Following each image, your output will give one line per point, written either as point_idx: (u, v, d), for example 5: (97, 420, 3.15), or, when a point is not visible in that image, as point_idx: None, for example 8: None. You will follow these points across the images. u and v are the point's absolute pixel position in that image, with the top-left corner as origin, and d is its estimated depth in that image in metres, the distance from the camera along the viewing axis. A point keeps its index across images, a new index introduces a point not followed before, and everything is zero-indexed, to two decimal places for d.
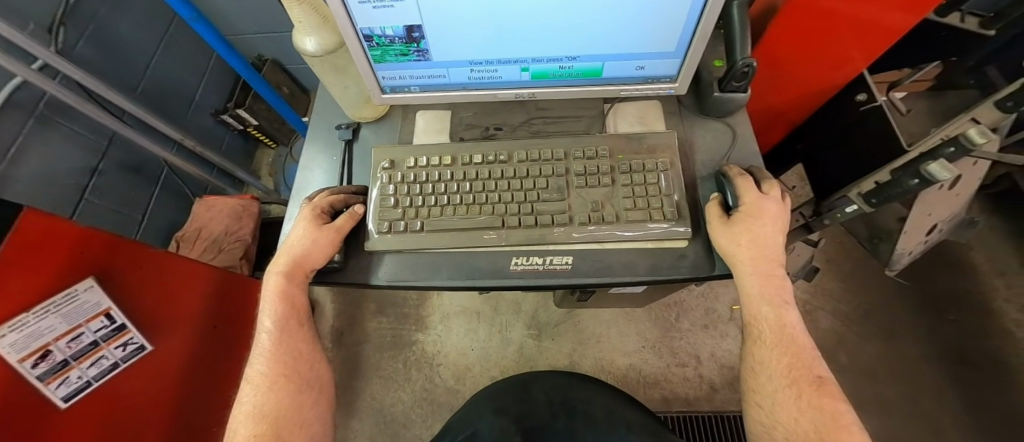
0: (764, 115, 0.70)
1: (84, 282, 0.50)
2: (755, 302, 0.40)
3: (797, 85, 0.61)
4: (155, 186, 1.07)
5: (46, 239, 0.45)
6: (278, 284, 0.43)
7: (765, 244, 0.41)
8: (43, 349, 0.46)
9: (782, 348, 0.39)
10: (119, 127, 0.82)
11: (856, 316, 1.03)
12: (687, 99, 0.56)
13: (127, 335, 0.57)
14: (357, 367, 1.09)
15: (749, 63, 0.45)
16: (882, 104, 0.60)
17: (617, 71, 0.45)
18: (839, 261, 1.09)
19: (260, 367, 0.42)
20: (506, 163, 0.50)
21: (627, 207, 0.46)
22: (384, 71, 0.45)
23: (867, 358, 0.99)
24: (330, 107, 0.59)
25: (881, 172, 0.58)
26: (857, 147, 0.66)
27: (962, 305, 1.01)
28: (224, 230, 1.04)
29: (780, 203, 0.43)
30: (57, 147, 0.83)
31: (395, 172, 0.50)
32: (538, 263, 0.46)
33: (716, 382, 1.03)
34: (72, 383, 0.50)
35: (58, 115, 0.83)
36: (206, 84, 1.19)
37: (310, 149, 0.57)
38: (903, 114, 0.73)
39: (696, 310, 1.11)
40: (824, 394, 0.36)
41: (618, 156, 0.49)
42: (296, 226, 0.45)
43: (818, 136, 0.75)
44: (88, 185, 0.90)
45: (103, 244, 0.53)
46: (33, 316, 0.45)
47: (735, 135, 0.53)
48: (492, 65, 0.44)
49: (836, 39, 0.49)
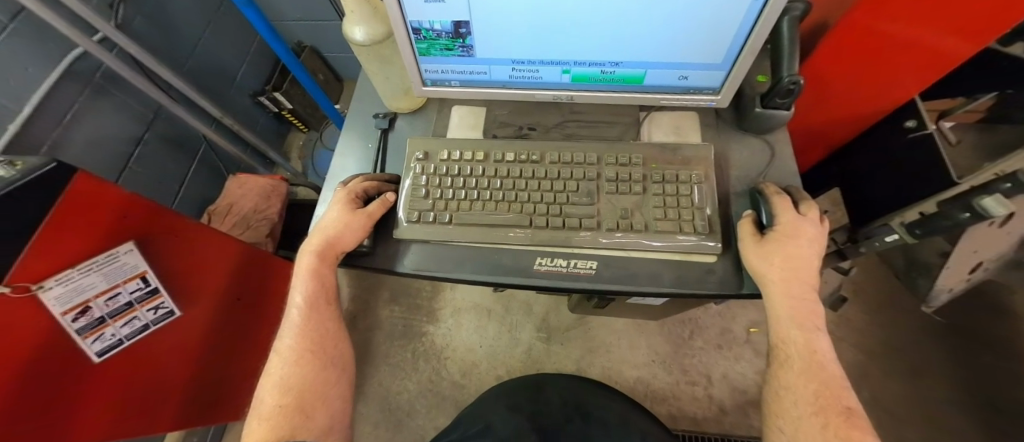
0: (803, 135, 0.68)
1: (125, 245, 0.53)
2: (784, 325, 0.39)
3: (842, 107, 0.59)
4: (193, 160, 1.12)
5: (98, 202, 0.47)
6: (310, 263, 0.44)
7: (800, 266, 0.40)
8: (83, 305, 0.49)
9: (811, 374, 0.38)
10: (167, 101, 0.86)
11: (882, 351, 0.99)
12: (726, 112, 0.55)
13: (159, 299, 0.60)
14: (368, 352, 1.11)
15: (795, 80, 0.44)
16: (933, 132, 0.57)
17: (658, 80, 0.45)
18: (867, 292, 1.05)
19: (287, 340, 0.43)
20: (538, 163, 0.50)
21: (657, 217, 0.46)
22: (427, 64, 0.45)
23: (891, 396, 0.95)
24: (368, 96, 0.61)
25: (928, 202, 0.56)
26: (901, 176, 0.64)
27: (999, 350, 0.95)
28: (253, 207, 1.08)
29: (818, 225, 0.42)
30: (109, 115, 0.88)
31: (428, 163, 0.51)
32: (562, 266, 0.46)
33: (727, 405, 1.00)
34: (106, 340, 0.53)
35: (113, 86, 0.88)
36: (248, 66, 1.24)
37: (346, 136, 0.58)
38: (952, 144, 0.69)
39: (711, 329, 1.08)
40: (852, 426, 0.35)
41: (651, 165, 0.49)
42: (330, 208, 0.46)
43: (858, 161, 0.73)
44: (134, 155, 0.95)
45: (148, 211, 0.55)
46: (77, 273, 0.47)
47: (773, 153, 0.52)
48: (534, 65, 0.44)
49: (889, 61, 0.48)
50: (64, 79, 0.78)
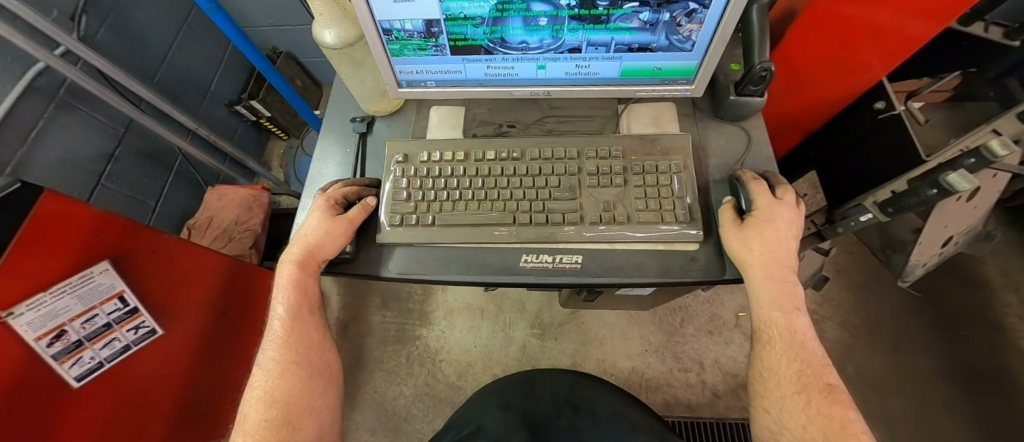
0: (779, 120, 0.69)
1: (100, 265, 0.51)
2: (764, 307, 0.40)
3: (815, 91, 0.60)
4: (169, 173, 1.08)
5: (68, 220, 0.46)
6: (291, 273, 0.43)
7: (778, 250, 0.40)
8: (57, 329, 0.47)
9: (792, 354, 0.39)
10: (137, 114, 0.84)
11: (864, 327, 1.02)
12: (702, 102, 0.56)
13: (138, 318, 0.58)
14: (360, 359, 1.10)
15: (767, 66, 0.44)
16: (901, 112, 0.58)
17: (634, 72, 0.45)
18: (849, 271, 1.07)
19: (271, 353, 0.43)
20: (519, 160, 0.50)
21: (638, 208, 0.46)
22: (401, 65, 0.45)
23: (874, 371, 0.98)
24: (345, 100, 0.60)
25: (898, 181, 0.57)
26: (872, 156, 0.66)
27: (973, 320, 0.99)
28: (234, 219, 1.05)
29: (794, 208, 0.43)
30: (76, 132, 0.85)
31: (408, 166, 0.51)
32: (547, 261, 0.46)
33: (719, 389, 1.02)
34: (84, 363, 0.51)
35: (78, 101, 0.85)
36: (221, 75, 1.21)
37: (323, 141, 0.57)
38: (920, 124, 0.70)
39: (701, 316, 1.10)
40: (834, 401, 0.35)
41: (631, 157, 0.49)
42: (309, 216, 0.45)
43: (832, 144, 0.75)
44: (105, 171, 0.92)
45: (119, 228, 0.53)
46: (50, 296, 0.46)
47: (749, 139, 0.53)
48: (509, 62, 0.44)
49: (856, 45, 0.49)
50: (26, 96, 0.75)
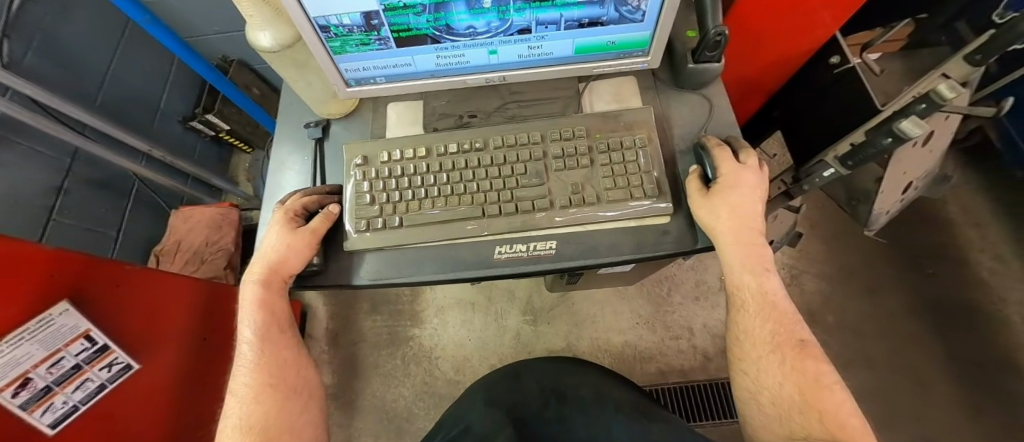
0: (740, 84, 0.70)
1: (58, 307, 0.48)
2: (737, 272, 0.40)
3: (773, 52, 0.60)
4: (126, 200, 1.03)
5: (11, 263, 0.42)
6: (256, 294, 0.41)
7: (745, 214, 0.41)
8: (21, 378, 0.44)
9: (765, 315, 0.39)
10: (81, 142, 0.78)
11: (840, 277, 1.06)
12: (662, 73, 0.55)
13: (111, 355, 0.55)
14: (355, 366, 1.09)
15: (721, 31, 0.44)
16: (856, 65, 0.59)
17: (590, 49, 0.44)
18: (822, 225, 1.11)
19: (243, 378, 0.41)
20: (482, 150, 0.49)
21: (607, 187, 0.46)
22: (345, 63, 0.43)
23: (851, 317, 1.02)
24: (297, 105, 0.57)
25: (857, 132, 0.57)
26: (831, 111, 0.67)
27: (939, 258, 1.04)
28: (204, 241, 1.01)
29: (757, 171, 0.43)
30: (15, 168, 0.78)
31: (368, 168, 0.49)
32: (522, 250, 0.46)
33: (709, 351, 1.05)
34: (58, 409, 0.48)
35: (13, 133, 0.78)
36: (170, 91, 1.14)
37: (279, 151, 0.55)
38: (876, 74, 0.71)
39: (687, 283, 1.12)
40: (807, 356, 0.36)
41: (595, 135, 0.49)
42: (269, 231, 0.43)
43: (794, 103, 0.76)
44: (55, 206, 0.86)
45: (72, 265, 0.51)
46: (7, 346, 0.42)
47: (712, 107, 0.52)
48: (458, 50, 0.42)
49: (805, 2, 0.49)
50: None
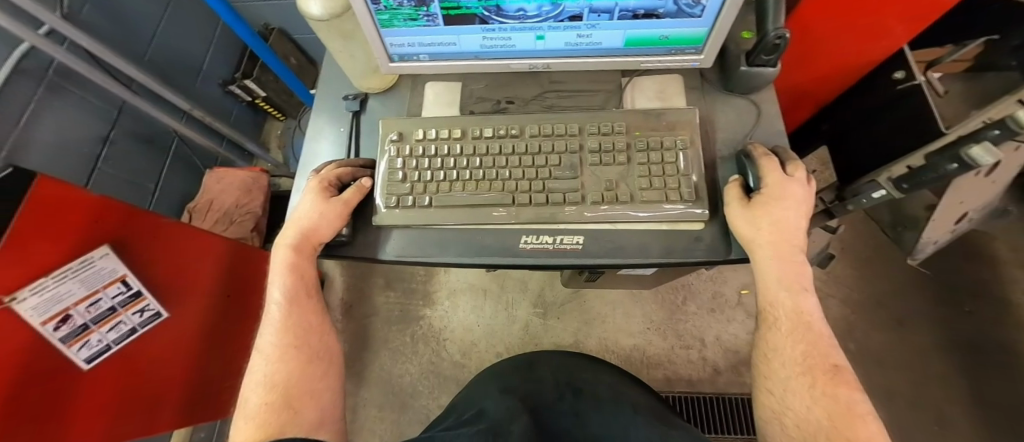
0: (790, 92, 0.66)
1: (100, 250, 0.50)
2: (772, 288, 0.39)
3: (831, 60, 0.57)
4: (165, 156, 1.07)
5: (63, 205, 0.45)
6: (288, 258, 0.43)
7: (787, 229, 0.39)
8: (63, 313, 0.47)
9: (798, 335, 0.38)
10: (130, 95, 0.82)
11: (868, 304, 1.01)
12: (711, 74, 0.53)
13: (143, 301, 0.58)
14: (366, 339, 1.12)
15: (782, 34, 0.41)
16: (922, 83, 0.55)
17: (640, 42, 0.43)
18: (855, 249, 1.06)
19: (270, 337, 0.42)
20: (518, 137, 0.48)
21: (642, 187, 0.45)
22: (391, 37, 0.42)
23: (877, 347, 0.98)
24: (338, 76, 0.58)
25: (915, 155, 0.54)
26: (886, 131, 0.63)
27: (978, 295, 0.98)
28: (234, 202, 1.04)
29: (805, 186, 0.41)
30: (67, 115, 0.82)
31: (403, 145, 0.49)
32: (548, 243, 0.45)
33: (720, 365, 1.03)
34: (93, 346, 0.51)
35: (67, 82, 0.82)
36: (214, 53, 1.17)
37: (316, 120, 0.56)
38: (940, 95, 0.67)
39: (703, 294, 1.10)
40: (840, 383, 0.35)
41: (635, 132, 0.47)
42: (303, 199, 0.44)
43: (845, 118, 0.72)
44: (101, 155, 0.90)
45: (119, 212, 0.53)
46: (53, 280, 0.45)
47: (759, 114, 0.50)
48: (506, 32, 0.41)
49: (874, 10, 0.46)
50: (12, 79, 0.72)
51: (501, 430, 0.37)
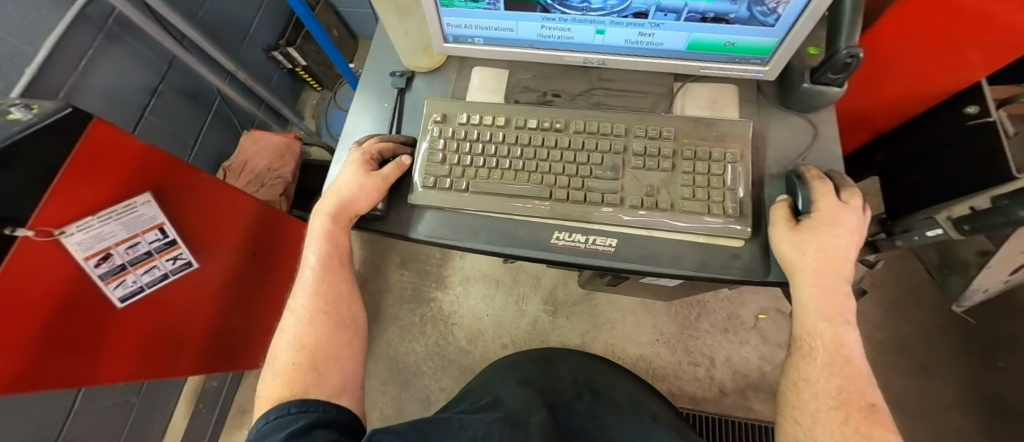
0: (845, 116, 0.63)
1: (142, 196, 0.53)
2: (811, 317, 0.37)
3: (898, 86, 0.54)
4: (207, 113, 1.10)
5: (115, 150, 0.47)
6: (325, 226, 0.44)
7: (835, 257, 0.37)
8: (105, 252, 0.49)
9: (834, 368, 0.36)
10: (181, 51, 0.84)
11: (894, 345, 0.97)
12: (769, 88, 0.51)
13: (177, 250, 0.60)
14: (377, 313, 1.14)
15: (854, 53, 0.39)
16: (997, 120, 0.51)
17: (703, 46, 0.41)
18: (887, 287, 1.01)
19: (301, 300, 0.44)
20: (561, 132, 0.48)
21: (684, 196, 0.43)
22: (449, 17, 0.42)
23: (899, 390, 0.94)
24: (386, 52, 0.58)
25: (979, 196, 0.51)
26: (947, 168, 0.59)
27: (1015, 352, 0.93)
28: (267, 165, 1.07)
29: (860, 215, 0.39)
30: (122, 64, 0.86)
31: (446, 127, 0.49)
32: (580, 241, 0.45)
33: (727, 386, 1.01)
34: (128, 286, 0.54)
35: (125, 32, 0.85)
36: (262, 17, 1.19)
37: (360, 94, 0.56)
38: (1010, 136, 0.60)
39: (718, 313, 1.07)
40: (875, 423, 0.33)
41: (682, 140, 0.46)
42: (344, 169, 0.45)
43: (903, 149, 0.68)
44: (149, 105, 0.94)
45: (163, 161, 0.55)
46: (97, 220, 0.48)
47: (815, 135, 0.48)
48: (566, 24, 0.41)
49: (957, 37, 0.43)
50: (77, 23, 0.75)
51: (520, 420, 0.37)
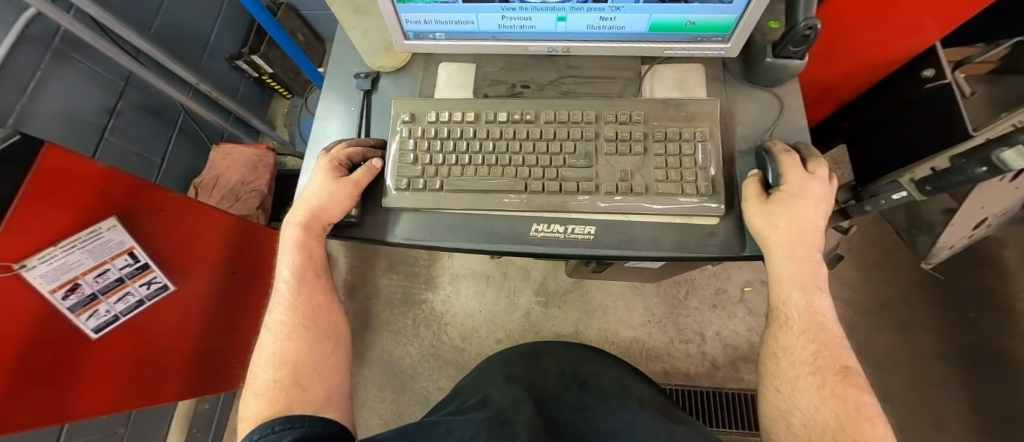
0: (813, 87, 0.64)
1: (107, 221, 0.50)
2: (785, 287, 0.38)
3: (860, 55, 0.55)
4: (172, 130, 1.06)
5: (71, 176, 0.44)
6: (297, 237, 0.43)
7: (805, 228, 0.38)
8: (71, 282, 0.47)
9: (809, 335, 0.37)
10: (135, 67, 0.80)
11: (871, 307, 1.01)
12: (733, 64, 0.51)
13: (150, 273, 0.57)
14: (368, 320, 1.13)
15: (812, 25, 0.39)
16: (952, 82, 0.53)
17: (666, 27, 0.41)
18: (863, 250, 1.04)
19: (279, 316, 0.43)
20: (532, 123, 0.47)
21: (658, 179, 0.44)
22: (407, 14, 0.41)
23: (877, 349, 0.98)
24: (349, 53, 0.56)
25: (940, 157, 0.53)
26: (910, 131, 0.61)
27: (984, 302, 0.97)
28: (240, 179, 1.04)
29: (827, 184, 0.40)
30: (74, 84, 0.81)
31: (415, 126, 0.48)
32: (559, 232, 0.45)
33: (718, 361, 1.03)
34: (101, 316, 0.51)
35: (73, 50, 0.80)
36: (221, 25, 1.14)
37: (326, 98, 0.55)
38: (967, 97, 0.63)
39: (706, 289, 1.09)
40: (850, 384, 0.35)
41: (652, 123, 0.46)
42: (313, 177, 0.44)
43: (868, 116, 0.70)
44: (108, 125, 0.90)
45: (127, 184, 0.52)
46: (61, 250, 0.45)
47: (782, 108, 0.49)
48: (526, 12, 0.40)
49: (911, 3, 0.44)
50: (20, 44, 0.71)
51: (506, 418, 0.37)
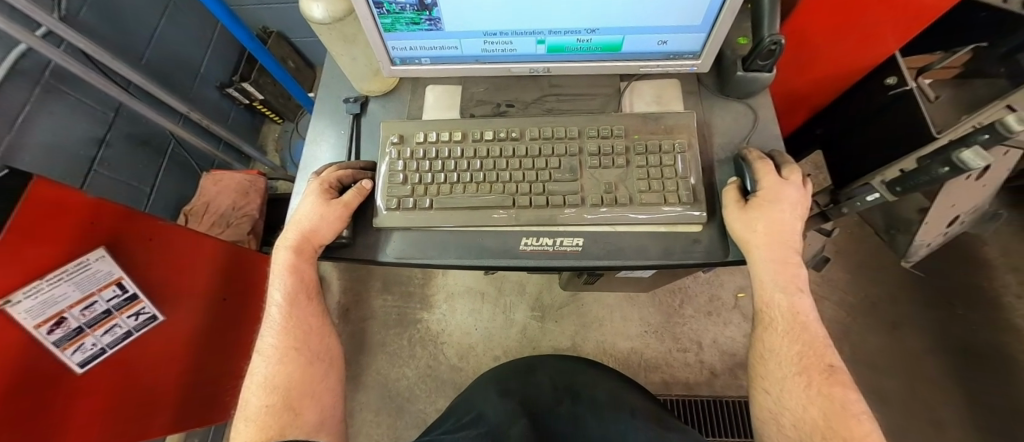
0: (785, 96, 0.67)
1: (95, 252, 0.49)
2: (767, 289, 0.39)
3: (827, 65, 0.58)
4: (163, 158, 1.06)
5: (59, 208, 0.44)
6: (288, 259, 0.43)
7: (782, 230, 0.40)
8: (57, 316, 0.46)
9: (794, 335, 0.38)
10: (125, 98, 0.80)
11: (862, 308, 1.02)
12: (708, 79, 0.54)
13: (138, 304, 0.57)
14: (363, 342, 1.11)
15: (777, 40, 0.42)
16: (914, 88, 0.56)
17: (639, 46, 0.43)
18: (849, 252, 1.07)
19: (270, 339, 0.43)
20: (518, 140, 0.49)
21: (641, 190, 0.45)
22: (393, 41, 0.43)
23: (870, 349, 0.99)
24: (337, 79, 0.58)
25: (908, 159, 0.56)
26: (879, 135, 0.64)
27: (970, 298, 0.99)
28: (231, 204, 1.03)
29: (801, 189, 0.42)
30: (63, 117, 0.82)
31: (403, 147, 0.49)
32: (548, 244, 0.46)
33: (716, 368, 1.04)
34: (87, 350, 0.51)
35: (64, 84, 0.81)
36: (212, 54, 1.16)
37: (316, 123, 0.56)
38: (931, 101, 0.66)
39: (700, 297, 1.10)
40: (835, 382, 0.36)
41: (633, 136, 0.48)
42: (304, 200, 0.45)
43: (841, 122, 0.73)
44: (97, 156, 0.90)
45: (117, 214, 0.52)
46: (47, 283, 0.44)
47: (756, 118, 0.51)
48: (506, 37, 0.42)
49: (869, 16, 0.47)
50: (10, 80, 0.72)
51: None
